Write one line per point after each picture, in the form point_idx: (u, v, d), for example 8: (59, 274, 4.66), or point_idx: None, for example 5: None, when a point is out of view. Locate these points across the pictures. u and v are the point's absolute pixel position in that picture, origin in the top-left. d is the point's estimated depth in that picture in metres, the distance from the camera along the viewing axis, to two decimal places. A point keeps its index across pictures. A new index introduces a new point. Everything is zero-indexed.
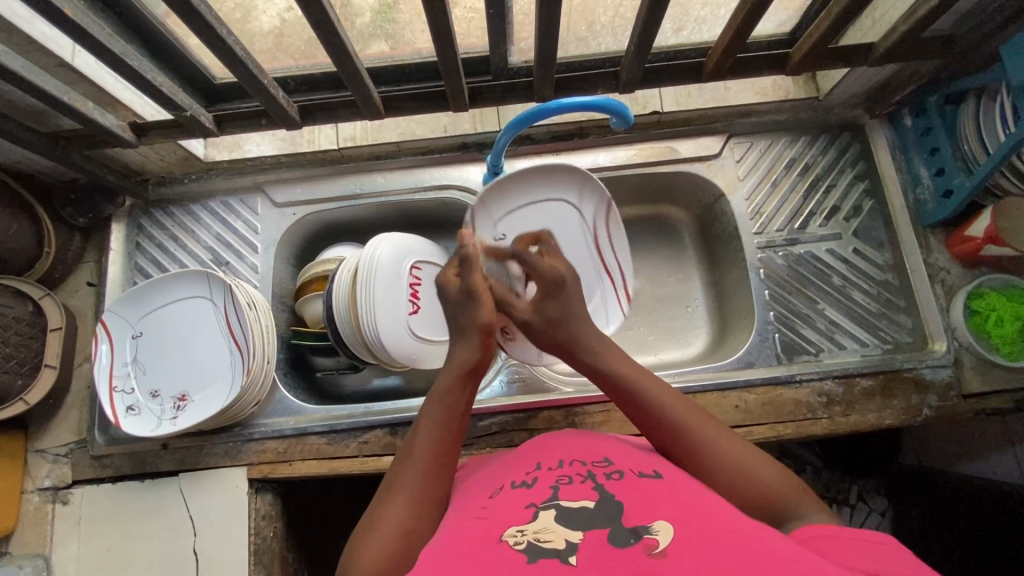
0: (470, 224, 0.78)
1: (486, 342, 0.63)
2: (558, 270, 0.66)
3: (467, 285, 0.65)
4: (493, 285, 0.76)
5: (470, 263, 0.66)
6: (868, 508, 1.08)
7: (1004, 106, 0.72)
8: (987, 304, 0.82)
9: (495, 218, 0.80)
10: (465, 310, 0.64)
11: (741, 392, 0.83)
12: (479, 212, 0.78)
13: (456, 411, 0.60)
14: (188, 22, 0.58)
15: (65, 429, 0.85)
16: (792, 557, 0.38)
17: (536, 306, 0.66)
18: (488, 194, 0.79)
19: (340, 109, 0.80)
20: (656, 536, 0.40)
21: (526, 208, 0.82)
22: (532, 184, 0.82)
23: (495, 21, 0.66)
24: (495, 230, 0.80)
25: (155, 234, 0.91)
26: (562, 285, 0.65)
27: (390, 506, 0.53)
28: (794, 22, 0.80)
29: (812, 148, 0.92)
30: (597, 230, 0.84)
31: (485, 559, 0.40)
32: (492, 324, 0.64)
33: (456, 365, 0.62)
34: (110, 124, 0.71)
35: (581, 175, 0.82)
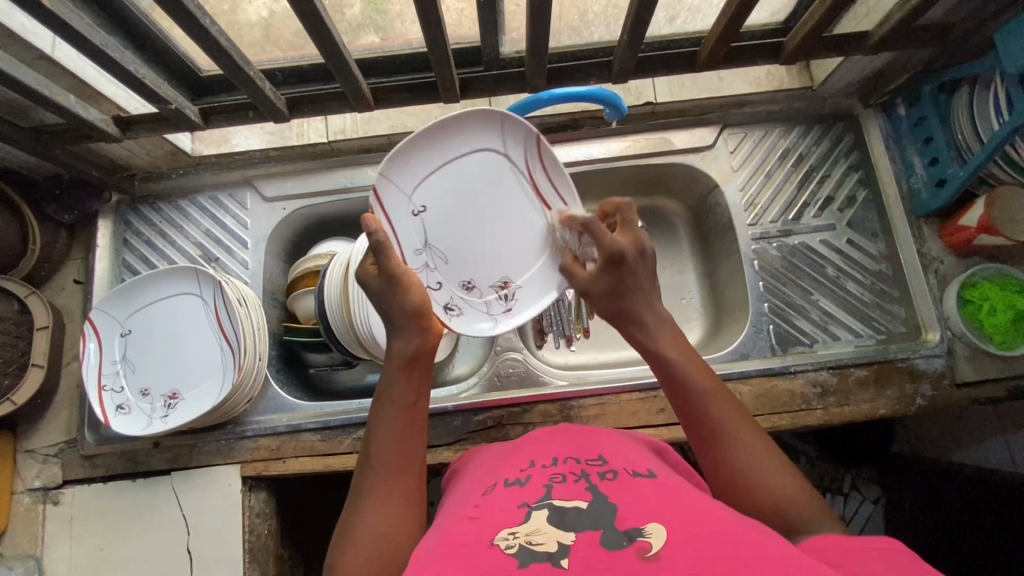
0: (375, 204, 0.64)
1: (424, 327, 0.62)
2: (620, 245, 0.64)
3: (390, 273, 0.60)
4: (426, 264, 0.69)
5: (385, 251, 0.59)
6: (861, 496, 1.09)
7: (997, 95, 0.71)
8: (980, 293, 0.82)
9: (405, 188, 0.66)
10: (390, 299, 0.61)
11: (736, 383, 0.83)
12: (381, 187, 0.64)
13: (405, 404, 0.59)
14: (171, 13, 0.56)
15: (54, 429, 0.84)
16: (785, 556, 0.38)
17: (593, 277, 0.66)
18: (389, 163, 0.64)
19: (330, 101, 0.79)
20: (649, 539, 0.40)
21: (441, 167, 0.68)
22: (444, 138, 0.67)
23: (484, 12, 0.65)
24: (409, 202, 0.67)
25: (143, 230, 0.89)
26: (622, 261, 0.64)
27: (361, 516, 0.53)
28: (788, 11, 0.79)
29: (805, 139, 0.92)
30: (534, 173, 0.70)
31: (474, 564, 0.40)
32: (425, 304, 0.62)
33: (395, 357, 0.61)
34: (92, 118, 0.70)
35: (497, 113, 0.67)
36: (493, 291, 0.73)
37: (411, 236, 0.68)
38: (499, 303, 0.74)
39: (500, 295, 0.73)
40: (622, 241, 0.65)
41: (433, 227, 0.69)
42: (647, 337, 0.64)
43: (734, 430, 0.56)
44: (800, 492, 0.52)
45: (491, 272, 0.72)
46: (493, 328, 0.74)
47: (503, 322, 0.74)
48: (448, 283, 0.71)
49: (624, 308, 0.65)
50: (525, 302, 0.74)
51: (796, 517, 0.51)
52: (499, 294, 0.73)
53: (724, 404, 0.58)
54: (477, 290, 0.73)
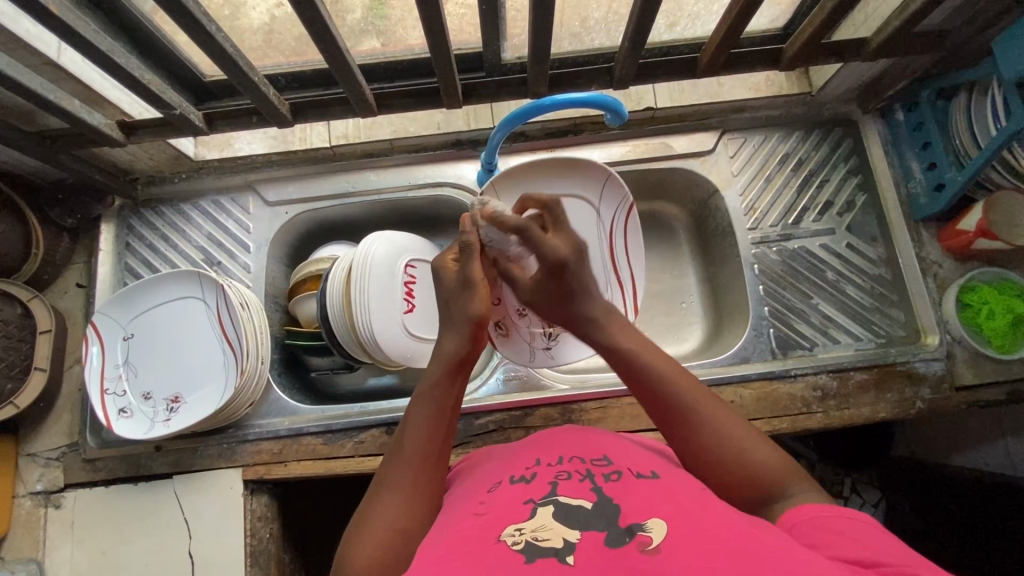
0: (478, 206, 0.71)
1: (477, 335, 0.63)
2: (562, 254, 0.64)
3: (466, 276, 0.64)
4: (495, 276, 0.76)
5: (469, 253, 0.64)
6: (862, 500, 1.03)
7: (994, 100, 0.72)
8: (979, 297, 0.82)
9: (507, 200, 0.72)
10: (458, 301, 0.64)
11: (736, 387, 0.83)
12: (490, 196, 0.71)
13: (446, 406, 0.59)
14: (177, 19, 0.57)
15: (57, 433, 0.84)
16: (786, 552, 0.38)
17: (538, 285, 0.67)
18: (500, 173, 0.69)
19: (332, 107, 0.80)
20: (650, 533, 0.40)
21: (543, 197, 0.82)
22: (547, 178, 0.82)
23: (487, 18, 0.66)
24: (505, 214, 0.73)
25: (145, 233, 0.90)
26: (564, 269, 0.64)
27: (382, 504, 0.53)
28: (787, 17, 0.80)
29: (804, 144, 0.92)
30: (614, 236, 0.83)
31: (480, 559, 0.40)
32: (485, 317, 0.63)
33: (445, 358, 0.61)
34: (96, 122, 0.70)
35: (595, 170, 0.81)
36: (541, 325, 0.80)
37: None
38: (542, 337, 0.80)
39: (545, 330, 0.80)
40: (562, 248, 0.64)
41: None
42: (601, 334, 0.63)
43: (702, 407, 0.55)
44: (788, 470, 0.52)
45: (547, 312, 0.78)
46: (531, 360, 0.82)
47: (540, 357, 0.81)
48: (507, 304, 0.78)
49: (571, 316, 0.65)
50: (564, 346, 0.81)
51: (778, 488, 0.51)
52: (545, 331, 0.80)
53: (689, 386, 0.57)
54: (527, 319, 0.79)
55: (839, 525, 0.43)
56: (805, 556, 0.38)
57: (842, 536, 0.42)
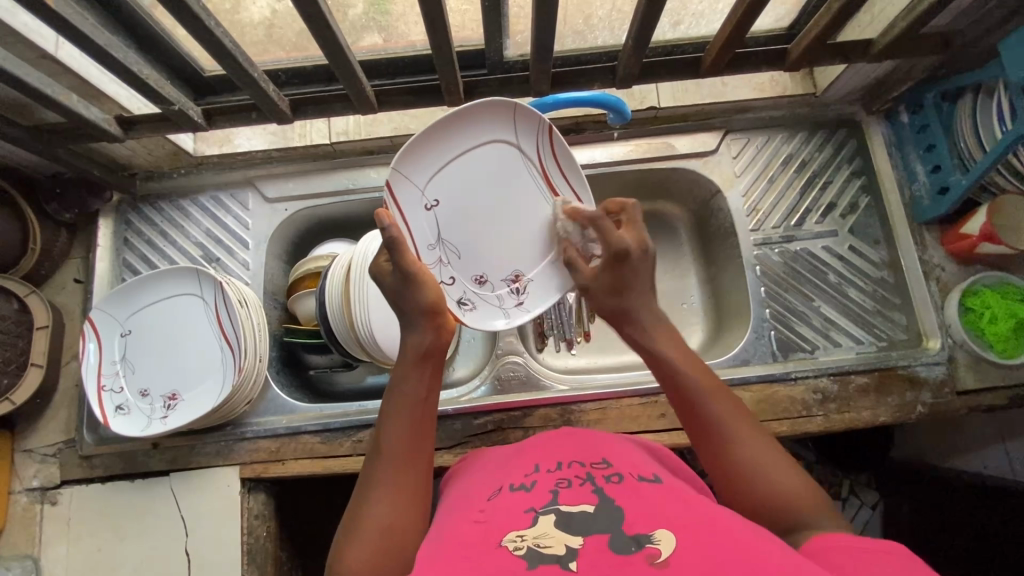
0: (390, 199, 0.66)
1: (438, 323, 0.61)
2: (626, 242, 0.64)
3: (403, 269, 0.60)
4: (440, 259, 0.71)
5: (398, 247, 0.59)
6: (859, 502, 1.07)
7: (1000, 103, 0.71)
8: (982, 301, 0.82)
9: (418, 182, 0.68)
10: (404, 295, 0.61)
11: (736, 389, 0.83)
12: (397, 183, 0.66)
13: (418, 398, 0.58)
14: (176, 14, 0.56)
15: (53, 429, 0.84)
16: (788, 561, 0.38)
17: (597, 273, 0.67)
18: (400, 159, 0.66)
19: (333, 103, 0.79)
20: (657, 545, 0.40)
21: (462, 155, 0.70)
22: (459, 131, 0.69)
23: (490, 15, 0.65)
24: (423, 196, 0.69)
25: (143, 229, 0.89)
26: (627, 258, 0.64)
27: (371, 503, 0.52)
28: (792, 17, 0.79)
29: (808, 145, 0.92)
30: (546, 165, 0.73)
31: (482, 567, 0.40)
32: (438, 302, 0.61)
33: (410, 350, 0.60)
34: (95, 118, 0.70)
35: (508, 105, 0.69)
36: (505, 285, 0.75)
37: (426, 230, 0.70)
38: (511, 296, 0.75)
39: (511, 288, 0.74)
40: (626, 237, 0.65)
41: (446, 222, 0.71)
42: (642, 335, 0.64)
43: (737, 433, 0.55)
44: (805, 489, 0.51)
45: (502, 265, 0.74)
46: (507, 323, 0.75)
47: (517, 316, 0.75)
48: (461, 277, 0.73)
49: (623, 310, 0.65)
50: (536, 297, 0.75)
51: (792, 508, 0.50)
52: (510, 288, 0.75)
53: (719, 399, 0.57)
54: (489, 284, 0.74)
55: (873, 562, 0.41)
56: (808, 568, 0.38)
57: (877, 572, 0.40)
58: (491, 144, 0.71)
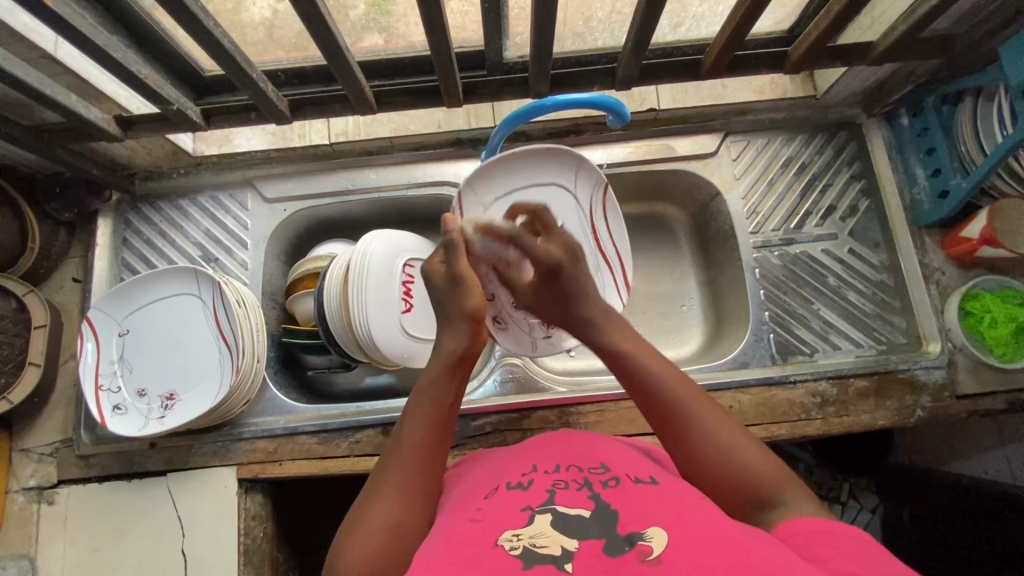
0: (458, 207, 0.74)
1: (475, 331, 0.62)
2: (555, 254, 0.62)
3: (456, 274, 0.62)
4: None
5: (453, 250, 0.63)
6: (859, 505, 1.08)
7: (1001, 106, 0.71)
8: (982, 305, 0.82)
9: (485, 201, 0.76)
10: (451, 299, 0.63)
11: (735, 392, 0.82)
12: (466, 196, 0.74)
13: (442, 402, 0.58)
14: (175, 15, 0.56)
15: (51, 428, 0.84)
16: (784, 561, 0.38)
17: (535, 289, 0.65)
18: (474, 175, 0.74)
19: (332, 104, 0.79)
20: (650, 543, 0.40)
21: (526, 189, 0.78)
22: (529, 164, 0.77)
23: (488, 16, 0.65)
24: (486, 214, 0.76)
25: (142, 229, 0.89)
26: (557, 272, 0.62)
27: (378, 499, 0.52)
28: (793, 19, 0.79)
29: (808, 148, 0.92)
30: (595, 217, 0.80)
31: (476, 565, 0.40)
32: (481, 311, 0.62)
33: (444, 354, 0.60)
34: (94, 117, 0.70)
35: (572, 155, 0.77)
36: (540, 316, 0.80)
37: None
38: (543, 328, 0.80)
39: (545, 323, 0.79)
40: (555, 249, 0.62)
41: None
42: (596, 332, 0.61)
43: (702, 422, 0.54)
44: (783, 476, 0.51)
45: None
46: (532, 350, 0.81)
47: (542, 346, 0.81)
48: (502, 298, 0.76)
49: (570, 316, 0.63)
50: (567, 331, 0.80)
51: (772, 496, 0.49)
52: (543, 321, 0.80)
53: (687, 397, 0.55)
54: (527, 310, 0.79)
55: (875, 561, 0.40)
56: (801, 567, 0.37)
57: (858, 561, 0.40)
58: (551, 186, 0.79)
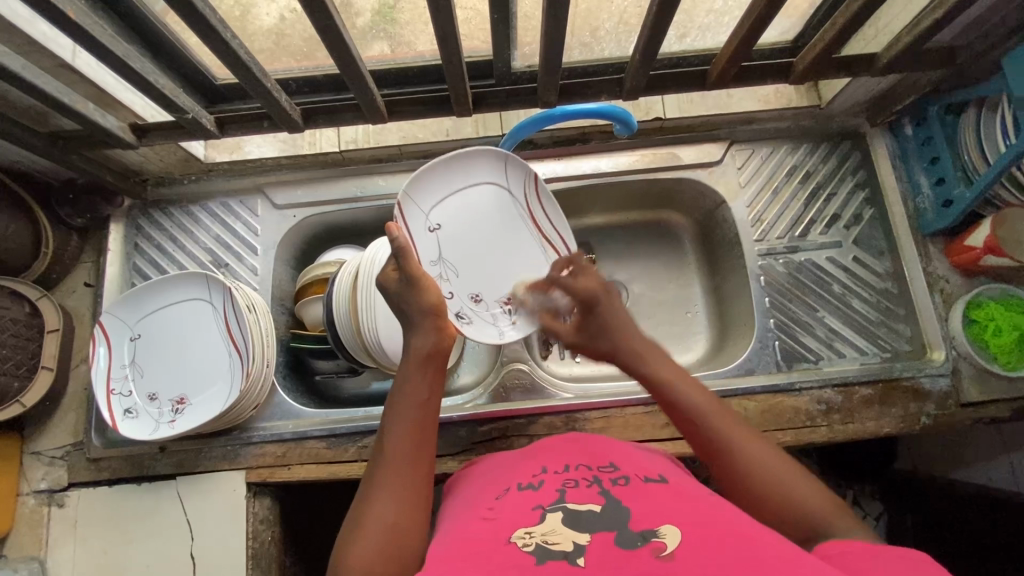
0: (399, 217, 0.73)
1: (439, 325, 0.62)
2: (592, 289, 0.68)
3: (409, 274, 0.62)
4: (439, 275, 0.76)
5: (406, 254, 0.61)
6: (864, 513, 1.07)
7: (1005, 119, 0.73)
8: (986, 314, 0.83)
9: (425, 207, 0.76)
10: (409, 300, 0.62)
11: (741, 399, 0.83)
12: (406, 203, 0.74)
13: (419, 399, 0.59)
14: (192, 25, 0.57)
15: (62, 431, 0.84)
16: (794, 556, 0.38)
17: (575, 329, 0.69)
18: (410, 184, 0.74)
19: (343, 112, 0.80)
20: (663, 539, 0.40)
21: (460, 191, 0.78)
22: (455, 165, 0.77)
23: (498, 27, 0.66)
24: (428, 219, 0.76)
25: (153, 234, 0.90)
26: (594, 305, 0.67)
27: (374, 502, 0.53)
28: (798, 30, 0.80)
29: (812, 156, 0.92)
30: (532, 208, 0.80)
31: (491, 562, 0.40)
32: (441, 304, 0.63)
33: (414, 353, 0.61)
34: (109, 125, 0.71)
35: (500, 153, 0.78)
36: (499, 306, 0.79)
37: (428, 250, 0.76)
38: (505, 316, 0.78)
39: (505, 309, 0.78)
40: (590, 283, 0.68)
41: (447, 244, 0.77)
42: (640, 359, 0.63)
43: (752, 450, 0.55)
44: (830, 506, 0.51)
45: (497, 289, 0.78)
46: (500, 339, 0.77)
47: (509, 334, 0.78)
48: (460, 293, 0.77)
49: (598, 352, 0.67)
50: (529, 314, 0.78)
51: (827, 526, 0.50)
52: (505, 308, 0.79)
53: (734, 430, 0.56)
54: (484, 304, 0.78)
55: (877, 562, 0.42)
56: (810, 561, 0.38)
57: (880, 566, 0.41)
58: (484, 186, 0.79)
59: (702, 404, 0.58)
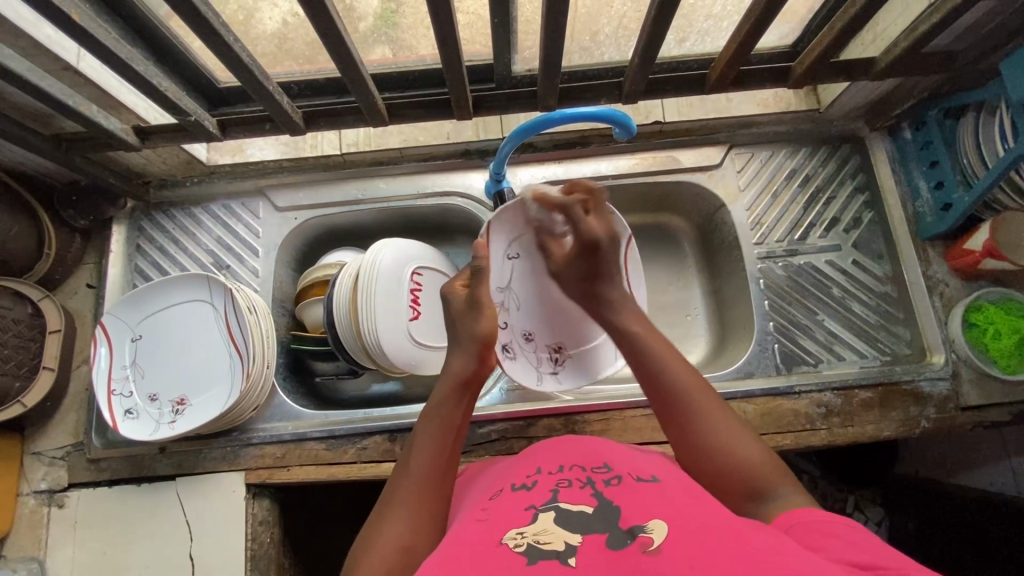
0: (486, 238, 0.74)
1: (483, 354, 0.64)
2: (597, 233, 0.67)
3: (475, 297, 0.66)
4: (503, 304, 0.78)
5: (480, 276, 0.67)
6: (864, 518, 1.06)
7: (1003, 122, 0.73)
8: (985, 317, 0.82)
9: (509, 235, 0.76)
10: (465, 321, 0.65)
11: (740, 402, 0.83)
12: (494, 228, 0.74)
13: (454, 422, 0.60)
14: (195, 28, 0.58)
15: (62, 432, 0.85)
16: (785, 550, 0.38)
17: (569, 261, 0.70)
18: (509, 208, 0.74)
19: (344, 115, 0.81)
20: (650, 534, 0.41)
21: None
22: None
23: (499, 31, 0.67)
24: (509, 247, 0.77)
25: (156, 236, 0.91)
26: (595, 249, 0.67)
27: (392, 519, 0.53)
28: (796, 35, 0.81)
29: (812, 160, 0.93)
30: None
31: (483, 561, 0.40)
32: (492, 335, 0.65)
33: (452, 375, 0.62)
34: (113, 127, 0.72)
35: (597, 207, 0.80)
36: (546, 351, 0.82)
37: (500, 276, 0.77)
38: (548, 362, 0.82)
39: (551, 356, 0.82)
40: (598, 228, 0.67)
41: (519, 277, 0.78)
42: (613, 313, 0.66)
43: (700, 404, 0.57)
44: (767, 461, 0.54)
45: (550, 334, 0.81)
46: (536, 383, 0.81)
47: (546, 382, 0.82)
48: (513, 327, 0.79)
49: (593, 291, 0.68)
50: (571, 370, 0.82)
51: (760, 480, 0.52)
52: (550, 355, 0.82)
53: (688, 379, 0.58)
54: (533, 344, 0.81)
55: (838, 529, 0.44)
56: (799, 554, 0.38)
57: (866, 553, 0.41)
58: None
59: (657, 350, 0.61)
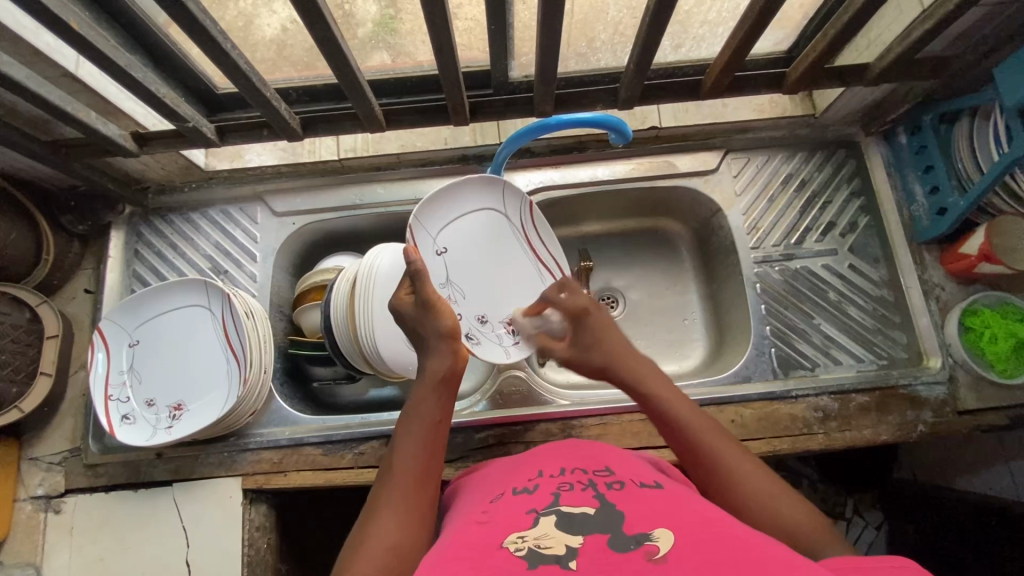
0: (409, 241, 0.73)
1: (456, 349, 0.64)
2: (583, 304, 0.71)
3: (425, 299, 0.64)
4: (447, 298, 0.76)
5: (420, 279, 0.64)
6: (863, 522, 1.08)
7: (997, 125, 0.72)
8: (981, 321, 0.82)
9: (431, 231, 0.76)
10: (427, 324, 0.64)
11: (737, 407, 0.83)
12: (416, 230, 0.73)
13: (434, 420, 0.60)
14: (194, 36, 0.58)
15: (59, 437, 0.85)
16: (789, 561, 0.38)
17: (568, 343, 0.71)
18: (420, 208, 0.74)
19: (342, 122, 0.81)
20: (656, 542, 0.41)
21: (461, 219, 0.78)
22: (462, 192, 0.77)
23: (495, 37, 0.67)
24: (434, 243, 0.76)
25: (153, 241, 0.91)
26: (586, 315, 0.70)
27: (379, 523, 0.52)
28: (791, 41, 0.81)
29: (808, 165, 0.93)
30: (528, 229, 0.82)
31: (485, 563, 0.40)
32: (456, 328, 0.64)
33: (429, 375, 0.62)
34: (111, 133, 0.72)
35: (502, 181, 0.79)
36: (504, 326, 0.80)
37: (436, 273, 0.76)
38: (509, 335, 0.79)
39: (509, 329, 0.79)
40: (583, 300, 0.71)
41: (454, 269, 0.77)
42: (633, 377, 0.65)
43: (731, 465, 0.56)
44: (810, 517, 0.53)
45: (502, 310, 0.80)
46: (507, 358, 0.78)
47: (516, 353, 0.79)
48: (467, 315, 0.77)
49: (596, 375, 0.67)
50: None
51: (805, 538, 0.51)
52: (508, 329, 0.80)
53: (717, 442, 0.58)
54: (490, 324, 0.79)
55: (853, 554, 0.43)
56: (801, 563, 0.38)
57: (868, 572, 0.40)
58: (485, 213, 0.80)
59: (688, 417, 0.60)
